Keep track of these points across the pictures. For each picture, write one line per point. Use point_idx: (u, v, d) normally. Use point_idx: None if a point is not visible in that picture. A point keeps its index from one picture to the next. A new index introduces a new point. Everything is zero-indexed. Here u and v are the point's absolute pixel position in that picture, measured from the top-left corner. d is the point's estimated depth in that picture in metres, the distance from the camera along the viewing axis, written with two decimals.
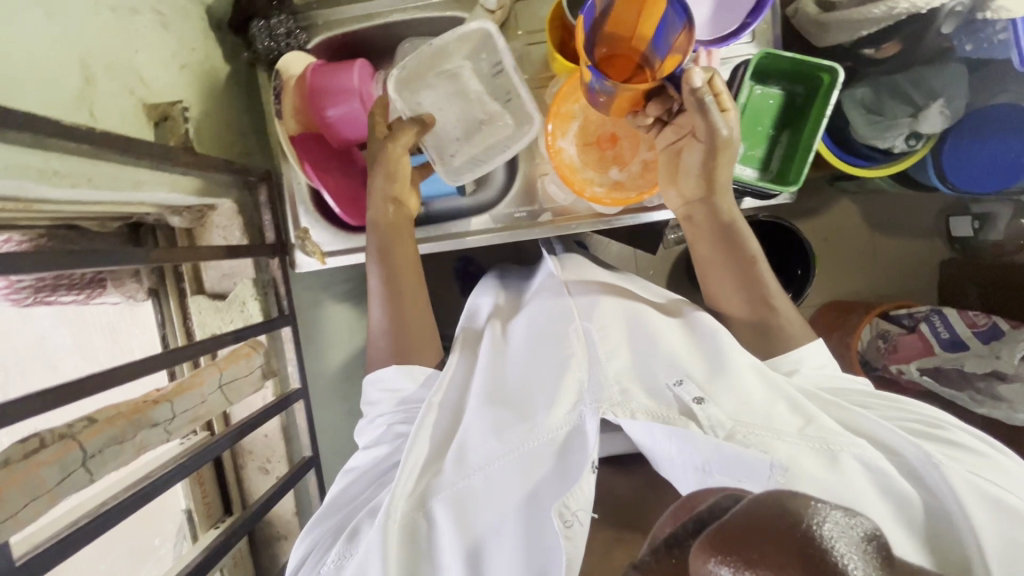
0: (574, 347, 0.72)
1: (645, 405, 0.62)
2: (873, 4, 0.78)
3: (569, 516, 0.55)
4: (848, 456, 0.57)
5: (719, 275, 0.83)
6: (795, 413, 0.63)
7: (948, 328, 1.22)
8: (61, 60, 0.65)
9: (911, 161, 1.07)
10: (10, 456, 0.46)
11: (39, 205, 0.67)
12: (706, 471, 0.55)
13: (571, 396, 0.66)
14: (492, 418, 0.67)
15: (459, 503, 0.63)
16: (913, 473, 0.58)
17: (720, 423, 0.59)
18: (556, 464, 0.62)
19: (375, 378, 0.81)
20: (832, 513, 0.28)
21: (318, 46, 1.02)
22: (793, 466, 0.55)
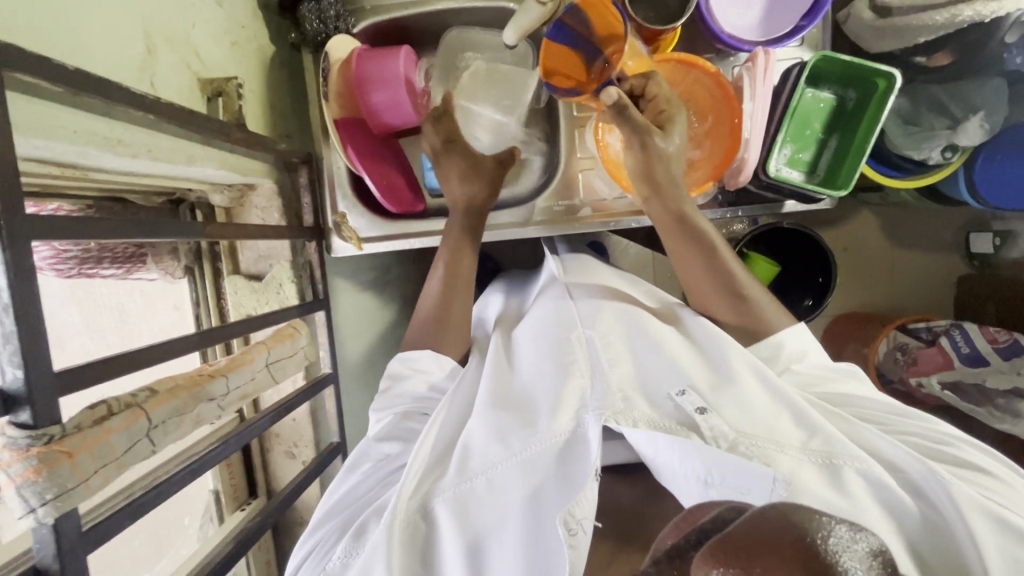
0: (576, 353, 0.69)
1: (647, 415, 0.60)
2: (935, 11, 0.79)
3: (574, 524, 0.53)
4: (850, 470, 0.56)
5: (688, 271, 0.80)
6: (798, 426, 0.60)
7: (968, 342, 1.18)
8: (127, 30, 0.64)
9: (941, 174, 1.07)
10: (84, 423, 0.45)
11: (95, 173, 0.67)
12: (708, 483, 0.55)
13: (574, 402, 0.63)
14: (493, 422, 0.64)
15: (461, 508, 0.60)
16: (914, 489, 0.56)
17: (724, 435, 0.58)
18: (559, 470, 0.60)
19: (407, 356, 0.79)
20: (838, 530, 0.28)
21: (364, 30, 1.00)
22: (795, 481, 0.54)
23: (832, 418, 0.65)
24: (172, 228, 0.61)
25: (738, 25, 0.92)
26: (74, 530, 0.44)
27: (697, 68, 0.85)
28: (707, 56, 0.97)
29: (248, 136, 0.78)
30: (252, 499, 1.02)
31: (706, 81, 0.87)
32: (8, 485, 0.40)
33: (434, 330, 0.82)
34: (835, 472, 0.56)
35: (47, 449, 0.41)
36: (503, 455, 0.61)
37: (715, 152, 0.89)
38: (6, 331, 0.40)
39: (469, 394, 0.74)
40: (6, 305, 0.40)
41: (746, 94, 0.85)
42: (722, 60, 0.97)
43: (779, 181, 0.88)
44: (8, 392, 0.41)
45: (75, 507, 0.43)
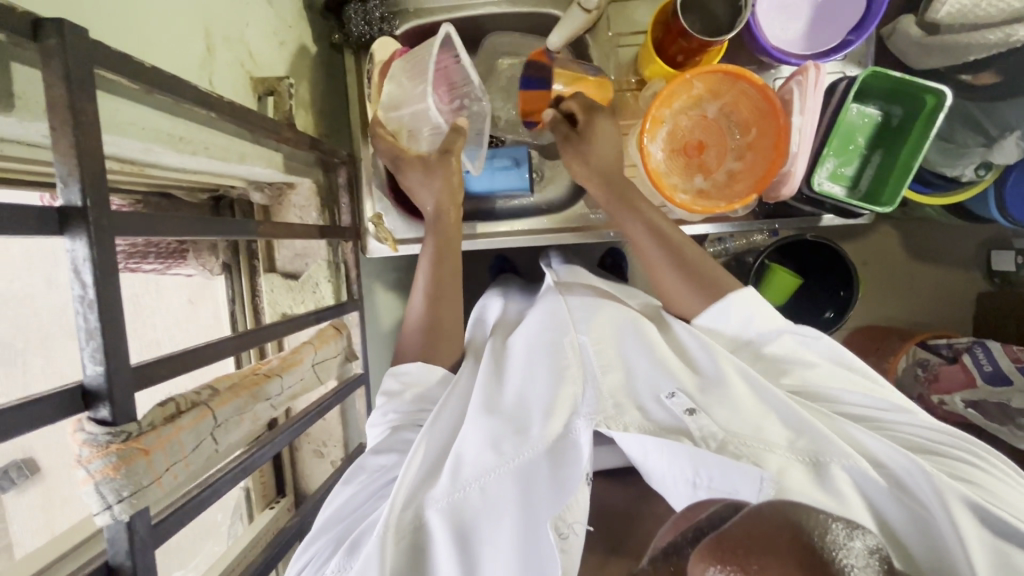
0: (568, 360, 0.66)
1: (638, 421, 0.59)
2: (988, 30, 0.79)
3: (565, 528, 0.52)
4: (836, 467, 0.55)
5: (643, 253, 0.81)
6: (787, 429, 0.60)
7: (992, 360, 1.15)
8: (190, 28, 0.65)
9: (972, 192, 1.06)
10: (156, 420, 0.46)
11: (151, 169, 0.67)
12: (697, 486, 0.54)
13: (565, 409, 0.61)
14: (486, 426, 0.61)
15: (457, 517, 0.57)
16: (901, 486, 0.55)
17: (713, 435, 0.57)
18: (552, 474, 0.57)
19: (397, 368, 0.73)
20: (835, 528, 0.29)
21: (406, 33, 1.00)
22: (784, 480, 0.53)
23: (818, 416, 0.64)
24: (228, 228, 0.62)
25: (783, 37, 0.91)
26: (145, 527, 0.44)
27: (744, 80, 0.85)
28: (749, 67, 0.97)
29: (297, 137, 0.79)
30: (280, 497, 1.02)
31: (752, 93, 0.86)
32: (87, 480, 0.41)
33: (424, 342, 0.77)
34: (821, 469, 0.55)
35: (125, 446, 0.42)
36: (496, 463, 0.58)
37: (759, 165, 0.88)
38: (90, 327, 0.40)
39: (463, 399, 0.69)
40: (92, 301, 0.40)
41: (795, 108, 0.84)
42: (764, 72, 0.97)
43: (823, 196, 0.88)
44: (90, 388, 0.41)
45: (147, 505, 0.44)
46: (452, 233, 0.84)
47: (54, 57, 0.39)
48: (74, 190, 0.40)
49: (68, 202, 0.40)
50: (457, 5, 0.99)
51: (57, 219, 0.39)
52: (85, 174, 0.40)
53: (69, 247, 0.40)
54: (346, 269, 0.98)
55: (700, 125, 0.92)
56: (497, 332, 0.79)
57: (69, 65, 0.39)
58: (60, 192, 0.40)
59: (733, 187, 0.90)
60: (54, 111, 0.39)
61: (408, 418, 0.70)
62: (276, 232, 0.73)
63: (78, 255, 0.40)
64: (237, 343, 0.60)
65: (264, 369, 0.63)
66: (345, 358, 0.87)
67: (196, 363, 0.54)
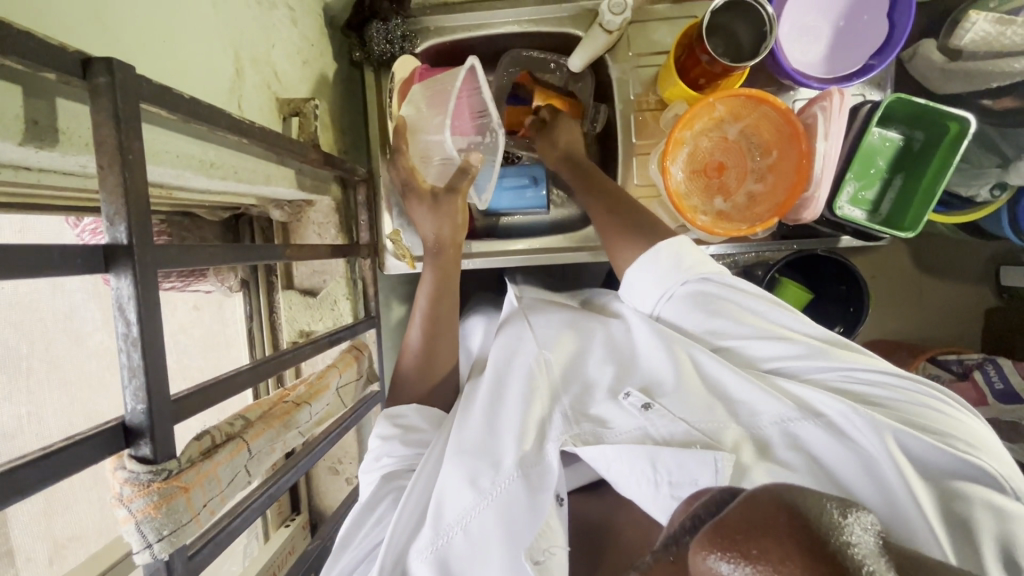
0: (536, 376, 0.67)
1: (592, 429, 0.61)
2: (1014, 59, 0.80)
3: (540, 554, 0.55)
4: (778, 438, 0.59)
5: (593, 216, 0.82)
6: (728, 404, 0.63)
7: (1002, 377, 1.16)
8: (220, 52, 0.65)
9: (985, 212, 1.06)
10: (194, 456, 0.47)
11: (178, 193, 0.67)
12: (656, 481, 0.55)
13: (536, 428, 0.62)
14: (460, 461, 0.62)
15: (443, 563, 0.58)
16: (839, 432, 0.58)
17: (670, 429, 0.60)
18: (528, 500, 0.59)
19: (392, 412, 0.72)
20: (837, 514, 0.27)
21: (425, 51, 1.00)
22: (738, 460, 0.57)
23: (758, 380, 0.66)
24: (255, 254, 0.61)
25: (802, 60, 0.91)
26: (181, 562, 0.45)
27: (767, 104, 0.85)
28: (769, 89, 0.97)
29: (321, 157, 0.79)
30: (295, 514, 1.02)
31: (774, 116, 0.86)
32: (129, 520, 0.41)
33: (420, 365, 0.77)
34: (767, 446, 0.59)
35: (165, 484, 0.42)
36: (475, 500, 0.59)
37: (781, 188, 0.88)
38: (133, 365, 0.40)
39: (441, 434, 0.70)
40: (136, 339, 0.40)
41: (819, 133, 0.84)
42: (783, 94, 0.97)
43: (845, 221, 0.89)
44: (131, 425, 0.41)
45: (185, 541, 0.45)
46: (446, 267, 0.83)
47: (103, 96, 0.39)
48: (121, 228, 0.40)
49: (115, 240, 0.40)
50: (477, 24, 0.99)
51: (102, 257, 0.39)
52: (130, 213, 0.40)
53: (114, 285, 0.40)
54: (363, 286, 0.98)
55: (721, 146, 0.91)
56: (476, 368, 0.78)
57: (118, 104, 0.39)
58: (107, 231, 0.40)
59: (753, 209, 0.91)
60: (102, 149, 0.39)
61: (399, 468, 0.68)
62: (301, 254, 0.73)
63: (122, 293, 0.40)
64: (271, 370, 0.62)
65: (294, 396, 0.65)
66: (367, 378, 0.88)
67: (234, 390, 0.55)
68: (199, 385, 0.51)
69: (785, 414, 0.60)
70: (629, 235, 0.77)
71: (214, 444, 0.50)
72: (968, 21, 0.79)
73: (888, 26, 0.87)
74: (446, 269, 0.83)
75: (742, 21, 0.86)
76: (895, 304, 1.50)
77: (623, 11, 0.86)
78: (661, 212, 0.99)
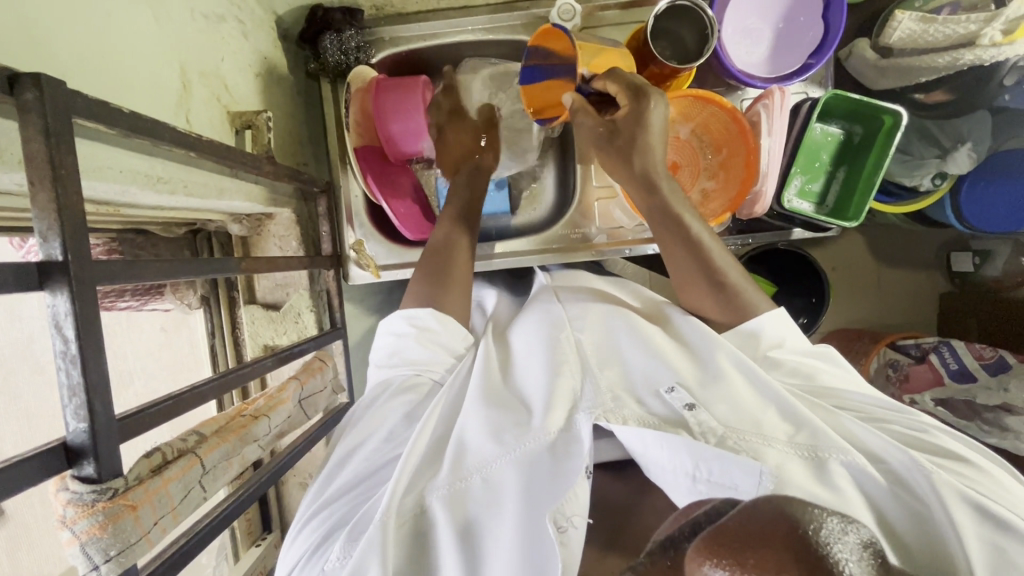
0: (566, 352, 0.66)
1: (637, 414, 0.58)
2: (938, 54, 0.83)
3: (564, 522, 0.51)
4: (835, 463, 0.54)
5: (672, 255, 0.75)
6: (785, 420, 0.59)
7: (956, 359, 1.22)
8: (165, 66, 0.64)
9: (930, 200, 1.11)
10: (143, 474, 0.46)
11: (126, 209, 0.66)
12: (695, 478, 0.52)
13: (565, 402, 0.60)
14: (490, 421, 0.60)
15: (457, 509, 0.55)
16: (898, 481, 0.54)
17: (712, 430, 0.56)
18: (552, 467, 0.56)
19: (408, 312, 0.73)
20: (828, 523, 0.31)
21: (381, 61, 1.00)
22: (782, 473, 0.52)
23: (810, 406, 0.62)
24: (207, 267, 0.60)
25: (747, 60, 0.95)
26: None
27: (713, 103, 0.88)
28: (717, 89, 1.00)
29: (277, 169, 0.78)
30: (266, 534, 1.00)
31: (721, 115, 0.90)
32: (73, 541, 0.40)
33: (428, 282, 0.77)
34: (821, 465, 0.54)
35: (111, 503, 0.42)
36: (497, 452, 0.57)
37: (731, 184, 0.91)
38: (73, 383, 0.39)
39: (458, 393, 0.68)
40: (74, 355, 0.39)
41: (763, 129, 0.87)
42: (732, 93, 1.00)
43: (793, 213, 0.93)
44: (73, 445, 0.40)
45: (135, 562, 0.44)
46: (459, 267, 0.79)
47: (32, 111, 0.38)
48: (55, 245, 0.39)
49: (49, 256, 0.39)
50: (432, 33, 1.00)
51: (36, 275, 0.39)
52: (65, 229, 0.39)
53: (51, 302, 0.40)
54: (328, 297, 0.97)
55: (673, 145, 0.95)
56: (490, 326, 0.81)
57: (48, 119, 0.39)
58: (41, 247, 0.39)
59: (706, 205, 0.94)
60: (33, 165, 0.39)
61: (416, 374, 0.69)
62: (259, 266, 0.72)
63: (58, 310, 0.39)
64: (228, 383, 0.61)
65: (252, 409, 0.64)
66: (333, 388, 0.87)
67: (190, 405, 0.54)
68: (158, 398, 0.51)
69: (847, 448, 0.55)
70: (711, 295, 0.72)
71: (164, 460, 0.50)
72: (895, 20, 0.85)
73: (824, 26, 0.91)
74: (450, 240, 0.82)
75: (686, 25, 0.89)
76: (853, 293, 1.56)
77: (572, 18, 0.93)
78: (619, 213, 1.02)
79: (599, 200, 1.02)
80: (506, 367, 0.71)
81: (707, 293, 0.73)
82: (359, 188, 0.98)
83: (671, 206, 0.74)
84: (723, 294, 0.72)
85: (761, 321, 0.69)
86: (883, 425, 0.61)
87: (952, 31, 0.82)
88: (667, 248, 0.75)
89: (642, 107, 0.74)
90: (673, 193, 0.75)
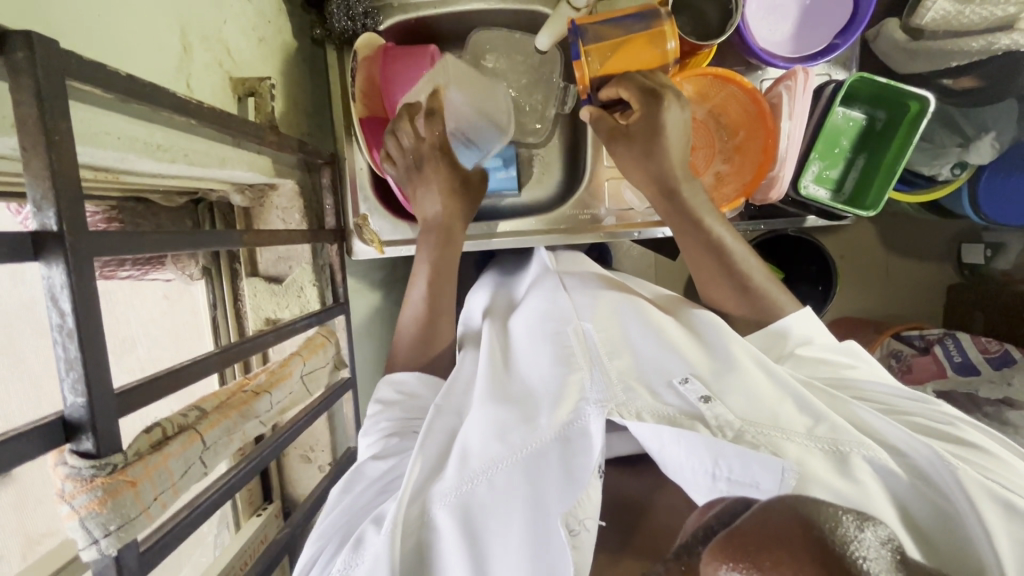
0: (574, 345, 0.65)
1: (651, 406, 0.57)
2: (971, 38, 0.81)
3: (576, 524, 0.50)
4: (858, 457, 0.53)
5: (701, 263, 0.77)
6: (803, 413, 0.58)
7: (960, 352, 1.21)
8: (166, 26, 0.61)
9: (949, 189, 1.09)
10: (143, 449, 0.46)
11: (125, 176, 0.63)
12: (716, 476, 0.51)
13: (574, 394, 0.59)
14: (495, 418, 0.60)
15: (465, 509, 0.55)
16: (924, 477, 0.52)
17: (730, 424, 0.55)
18: (562, 466, 0.55)
19: (395, 379, 0.77)
20: (845, 519, 0.29)
21: (390, 28, 0.97)
22: (804, 470, 0.51)
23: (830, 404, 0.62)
24: (207, 241, 0.58)
25: (770, 39, 0.91)
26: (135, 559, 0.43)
27: (733, 84, 0.85)
28: (736, 68, 0.96)
29: (280, 139, 0.76)
30: (267, 504, 1.01)
31: (741, 97, 0.86)
32: (72, 516, 0.40)
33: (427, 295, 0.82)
34: (843, 459, 0.53)
35: (110, 479, 0.41)
36: (504, 453, 0.56)
37: (747, 167, 0.89)
38: (70, 357, 0.38)
39: (468, 391, 0.69)
40: (71, 330, 0.38)
41: (784, 113, 0.84)
42: (751, 73, 0.96)
43: (809, 200, 0.90)
44: (71, 420, 0.39)
45: (135, 537, 0.43)
46: (453, 241, 0.86)
47: (22, 72, 0.36)
48: (49, 215, 0.38)
49: (43, 226, 0.38)
50: None
51: (30, 246, 0.37)
52: (60, 197, 0.38)
53: (45, 274, 0.38)
54: (331, 272, 0.96)
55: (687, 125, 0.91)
56: (494, 315, 0.82)
57: (40, 82, 0.37)
58: (34, 216, 0.38)
59: (720, 189, 0.91)
60: (24, 130, 0.37)
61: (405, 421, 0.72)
62: (260, 240, 0.70)
63: (54, 282, 0.38)
64: (238, 355, 0.62)
65: (254, 385, 0.64)
66: (334, 364, 0.87)
67: (190, 378, 0.53)
68: (148, 375, 0.48)
69: (867, 446, 0.54)
70: (728, 293, 0.75)
71: (164, 436, 0.49)
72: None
73: (853, 6, 0.87)
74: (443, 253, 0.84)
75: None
76: (861, 282, 1.54)
77: None
78: (629, 193, 1.00)
79: (608, 180, 1.00)
80: (512, 358, 0.71)
81: (717, 270, 0.76)
82: (365, 160, 0.96)
83: (691, 219, 0.77)
84: (734, 275, 0.75)
85: (788, 321, 0.71)
86: (904, 423, 0.61)
87: (987, 13, 0.79)
88: (696, 258, 0.77)
89: (662, 111, 0.75)
90: (694, 197, 0.77)
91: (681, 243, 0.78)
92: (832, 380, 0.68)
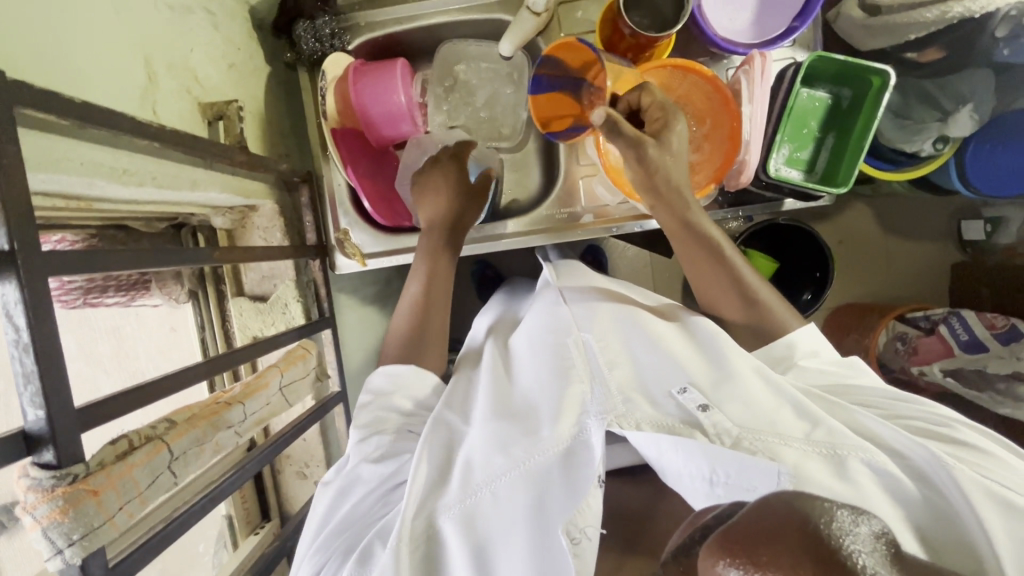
0: (575, 358, 0.65)
1: (650, 416, 0.56)
2: (925, 8, 0.81)
3: (577, 533, 0.49)
4: (854, 460, 0.52)
5: (704, 266, 0.77)
6: (800, 418, 0.56)
7: (967, 329, 1.16)
8: (128, 57, 0.64)
9: (934, 165, 1.06)
10: (106, 459, 0.47)
11: (98, 204, 0.65)
12: (713, 482, 0.51)
13: (574, 408, 0.59)
14: (498, 433, 0.60)
15: (469, 523, 0.56)
16: (924, 479, 0.51)
17: (727, 432, 0.54)
18: (564, 481, 0.55)
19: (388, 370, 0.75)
20: (841, 514, 0.27)
21: (359, 47, 0.99)
22: (800, 473, 0.50)
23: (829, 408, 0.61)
24: (179, 259, 0.60)
25: (730, 28, 0.92)
26: (102, 568, 0.44)
27: (693, 72, 0.86)
28: (701, 60, 0.97)
29: (250, 159, 0.78)
30: (265, 522, 1.01)
31: (702, 85, 0.87)
32: (36, 526, 0.41)
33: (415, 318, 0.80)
34: (839, 463, 0.52)
35: (72, 488, 0.42)
36: (507, 466, 0.57)
37: (716, 154, 0.89)
38: (26, 371, 0.40)
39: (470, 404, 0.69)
40: (26, 344, 0.40)
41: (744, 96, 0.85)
42: (716, 63, 0.97)
43: (781, 180, 0.90)
44: (31, 432, 0.40)
45: (101, 545, 0.44)
46: (454, 244, 0.86)
47: None
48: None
49: None
50: (406, 16, 0.98)
51: None
52: (10, 218, 0.39)
53: None
54: (315, 288, 0.98)
55: None
56: (497, 331, 0.83)
57: None
58: None
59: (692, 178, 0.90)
60: None
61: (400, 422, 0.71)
62: (235, 257, 0.71)
63: (7, 299, 0.40)
64: (212, 367, 0.63)
65: (228, 396, 0.65)
66: (317, 375, 0.88)
67: (161, 391, 0.54)
68: (117, 390, 0.49)
69: (868, 450, 0.52)
70: (729, 297, 0.76)
71: (130, 446, 0.50)
72: None
73: None
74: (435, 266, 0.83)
75: None
76: (858, 265, 1.52)
77: None
78: (600, 188, 1.01)
79: (583, 178, 1.01)
80: (514, 371, 0.72)
81: (725, 282, 0.76)
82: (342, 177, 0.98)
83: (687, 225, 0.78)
84: (740, 285, 0.76)
85: (794, 335, 0.71)
86: (902, 424, 0.60)
87: None
88: (696, 265, 0.78)
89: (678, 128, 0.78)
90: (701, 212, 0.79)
91: (681, 248, 0.79)
92: (830, 388, 0.67)
